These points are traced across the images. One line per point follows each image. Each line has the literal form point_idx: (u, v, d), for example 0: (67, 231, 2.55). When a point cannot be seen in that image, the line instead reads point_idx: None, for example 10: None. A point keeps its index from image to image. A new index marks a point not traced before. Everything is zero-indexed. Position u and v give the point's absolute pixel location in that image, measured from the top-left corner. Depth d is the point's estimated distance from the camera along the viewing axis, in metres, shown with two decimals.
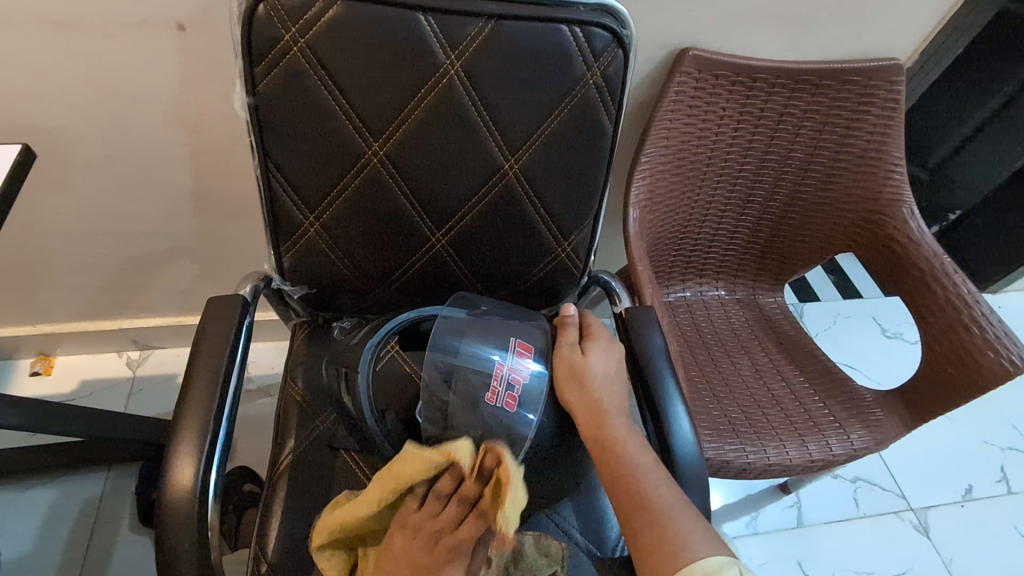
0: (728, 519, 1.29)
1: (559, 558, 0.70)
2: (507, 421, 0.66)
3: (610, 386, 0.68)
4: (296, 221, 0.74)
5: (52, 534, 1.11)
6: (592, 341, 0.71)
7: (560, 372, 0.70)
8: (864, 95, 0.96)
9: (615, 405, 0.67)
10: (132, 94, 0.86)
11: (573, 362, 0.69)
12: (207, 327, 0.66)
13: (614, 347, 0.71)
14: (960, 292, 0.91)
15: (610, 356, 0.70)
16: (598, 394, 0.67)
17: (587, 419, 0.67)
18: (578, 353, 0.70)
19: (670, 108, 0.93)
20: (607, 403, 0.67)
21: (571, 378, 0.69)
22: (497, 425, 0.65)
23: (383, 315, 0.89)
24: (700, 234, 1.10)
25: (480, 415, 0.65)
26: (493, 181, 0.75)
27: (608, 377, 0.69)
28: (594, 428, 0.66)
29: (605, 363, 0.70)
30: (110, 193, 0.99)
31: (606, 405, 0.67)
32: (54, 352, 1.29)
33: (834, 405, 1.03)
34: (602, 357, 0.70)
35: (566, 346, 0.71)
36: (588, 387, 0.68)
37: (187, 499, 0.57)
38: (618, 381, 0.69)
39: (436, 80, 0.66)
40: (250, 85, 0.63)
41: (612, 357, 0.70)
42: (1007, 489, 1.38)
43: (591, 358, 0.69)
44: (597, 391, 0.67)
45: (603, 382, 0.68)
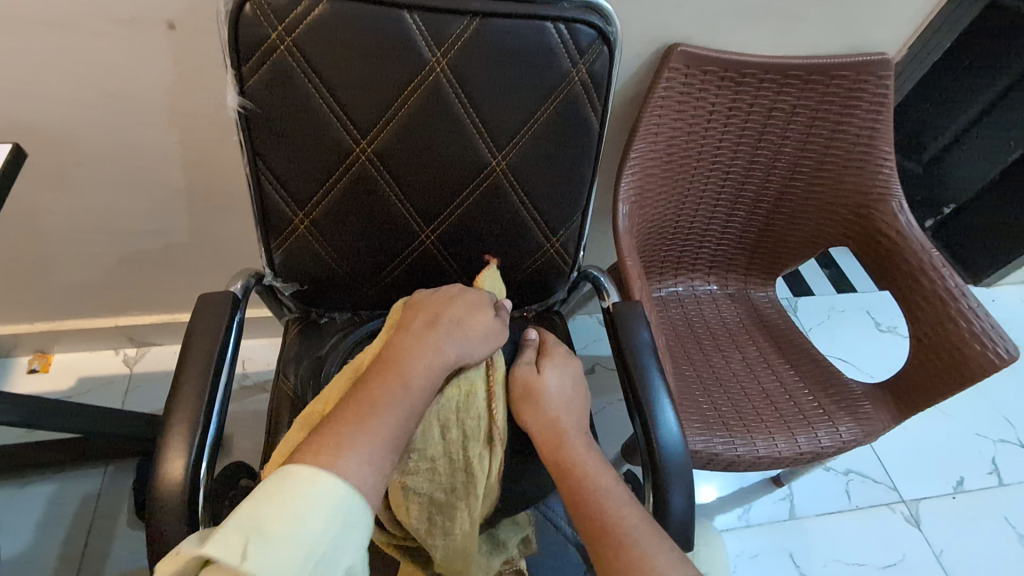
0: (721, 512, 1.30)
1: (526, 522, 0.76)
2: None
3: (567, 403, 0.68)
4: (286, 218, 0.75)
5: (51, 529, 1.12)
6: (546, 358, 0.71)
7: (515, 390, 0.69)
8: (853, 90, 0.97)
9: (570, 422, 0.67)
10: (123, 93, 0.86)
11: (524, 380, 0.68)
12: (197, 323, 0.67)
13: (569, 365, 0.71)
14: (948, 285, 0.92)
15: (565, 374, 0.70)
16: (553, 411, 0.67)
17: (544, 437, 0.66)
18: (532, 372, 0.69)
19: (659, 104, 0.94)
20: (565, 424, 0.67)
21: (526, 399, 0.68)
22: None
23: (375, 310, 0.90)
24: (692, 229, 1.11)
25: None
26: (482, 178, 0.75)
27: (563, 395, 0.68)
28: (553, 450, 0.65)
29: (560, 382, 0.69)
30: (102, 191, 1.00)
31: (564, 418, 0.67)
32: (51, 349, 1.30)
33: (824, 398, 1.04)
34: (557, 376, 0.69)
35: (522, 365, 0.70)
36: (543, 407, 0.67)
37: (178, 492, 0.58)
38: (578, 395, 0.70)
39: (423, 78, 0.67)
40: (237, 83, 0.64)
41: (568, 376, 0.70)
42: (999, 481, 1.39)
43: (545, 377, 0.69)
44: (552, 407, 0.67)
45: (558, 399, 0.68)
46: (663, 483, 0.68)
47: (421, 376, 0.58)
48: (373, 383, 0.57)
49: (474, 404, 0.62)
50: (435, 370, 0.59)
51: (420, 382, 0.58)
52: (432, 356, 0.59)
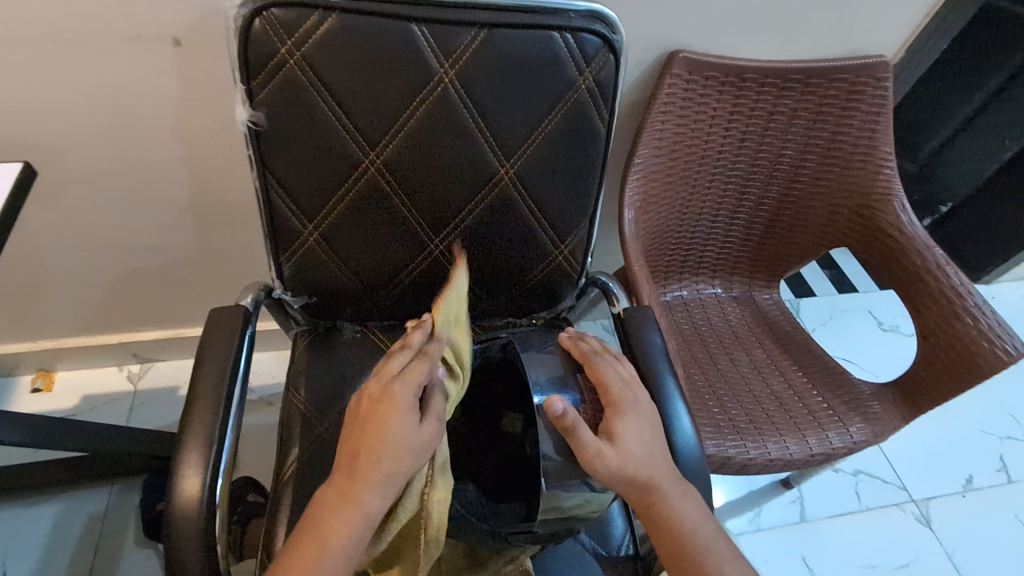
0: (731, 515, 1.30)
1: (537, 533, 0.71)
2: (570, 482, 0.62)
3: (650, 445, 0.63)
4: (295, 231, 0.75)
5: (57, 550, 1.10)
6: (620, 415, 0.62)
7: (598, 471, 0.59)
8: (852, 92, 0.98)
9: (660, 467, 0.62)
10: (130, 109, 0.86)
11: (606, 459, 0.59)
12: (208, 338, 0.67)
13: (642, 414, 0.63)
14: (954, 284, 0.92)
15: (640, 422, 0.63)
16: (638, 471, 0.60)
17: (636, 494, 0.61)
18: (604, 441, 0.60)
19: (662, 111, 0.95)
20: (658, 479, 0.61)
21: (615, 471, 0.60)
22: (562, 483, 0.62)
23: (384, 320, 0.90)
24: (695, 233, 1.11)
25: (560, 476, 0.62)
26: (489, 187, 0.76)
27: (646, 447, 0.62)
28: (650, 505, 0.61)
29: (641, 437, 0.62)
30: (106, 207, 1.00)
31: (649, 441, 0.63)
32: (54, 368, 1.29)
33: (833, 399, 1.04)
34: (635, 431, 0.62)
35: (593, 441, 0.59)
36: (636, 473, 0.60)
37: (195, 509, 0.57)
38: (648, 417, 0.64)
39: (431, 88, 0.67)
40: (247, 98, 0.64)
41: (643, 427, 0.63)
42: (1007, 479, 1.39)
43: (624, 439, 0.61)
44: (634, 467, 0.60)
45: (645, 448, 0.62)
46: None
47: (343, 538, 0.54)
48: (297, 551, 0.55)
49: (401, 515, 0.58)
50: (356, 523, 0.55)
51: (343, 554, 0.54)
52: (350, 510, 0.55)
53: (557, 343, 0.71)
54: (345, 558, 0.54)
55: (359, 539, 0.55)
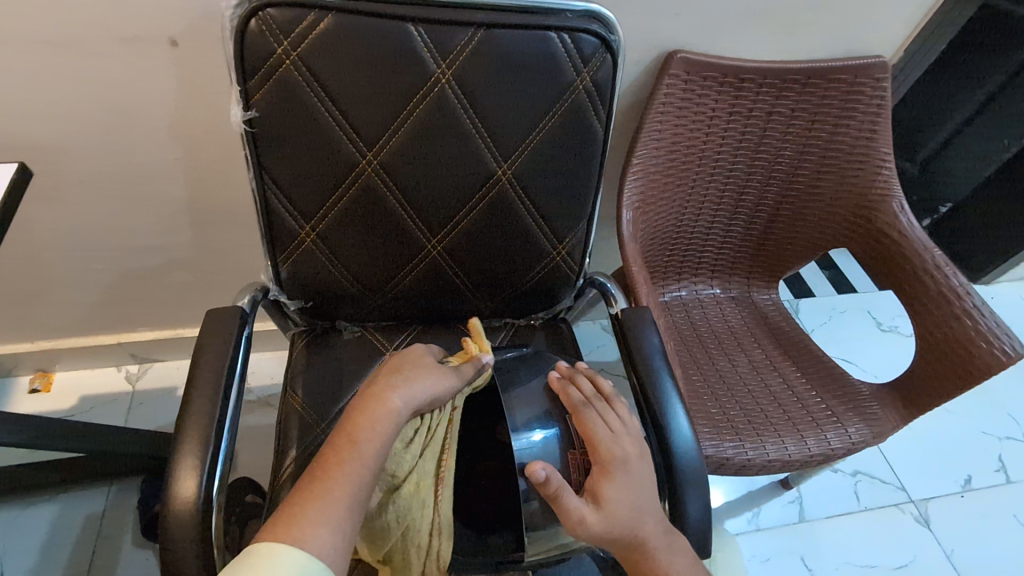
0: (730, 516, 1.30)
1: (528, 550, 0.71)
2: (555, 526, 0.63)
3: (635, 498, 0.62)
4: (291, 232, 0.75)
5: (55, 550, 1.10)
6: (606, 477, 0.61)
7: (581, 535, 0.60)
8: (851, 92, 0.98)
9: (647, 523, 0.62)
10: (127, 109, 0.86)
11: (588, 526, 0.59)
12: (204, 339, 0.66)
13: (629, 474, 0.62)
14: (952, 284, 0.92)
15: (627, 483, 0.62)
16: (623, 532, 0.60)
17: (623, 548, 0.62)
18: (587, 504, 0.60)
19: (660, 111, 0.95)
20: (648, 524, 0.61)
21: (599, 534, 0.60)
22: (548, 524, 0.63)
23: (382, 321, 0.90)
24: (694, 233, 1.11)
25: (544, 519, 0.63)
26: (487, 188, 0.76)
27: (633, 508, 0.61)
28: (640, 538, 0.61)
29: (628, 498, 0.61)
30: (104, 209, 1.00)
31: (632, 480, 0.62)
32: (53, 368, 1.29)
33: (831, 399, 1.04)
34: (621, 493, 0.61)
35: (576, 506, 0.59)
36: (622, 534, 0.61)
37: (190, 512, 0.57)
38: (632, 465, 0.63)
39: (428, 89, 0.67)
40: (243, 99, 0.64)
41: (630, 486, 0.62)
42: (1006, 479, 1.39)
43: (608, 502, 0.60)
44: (616, 531, 0.60)
45: (631, 509, 0.61)
46: (678, 489, 0.67)
47: (376, 432, 0.57)
48: (330, 452, 0.56)
49: (419, 467, 0.62)
50: (387, 419, 0.58)
51: (377, 448, 0.57)
52: (379, 405, 0.58)
53: (546, 384, 0.69)
54: (378, 450, 0.57)
55: (391, 436, 0.58)
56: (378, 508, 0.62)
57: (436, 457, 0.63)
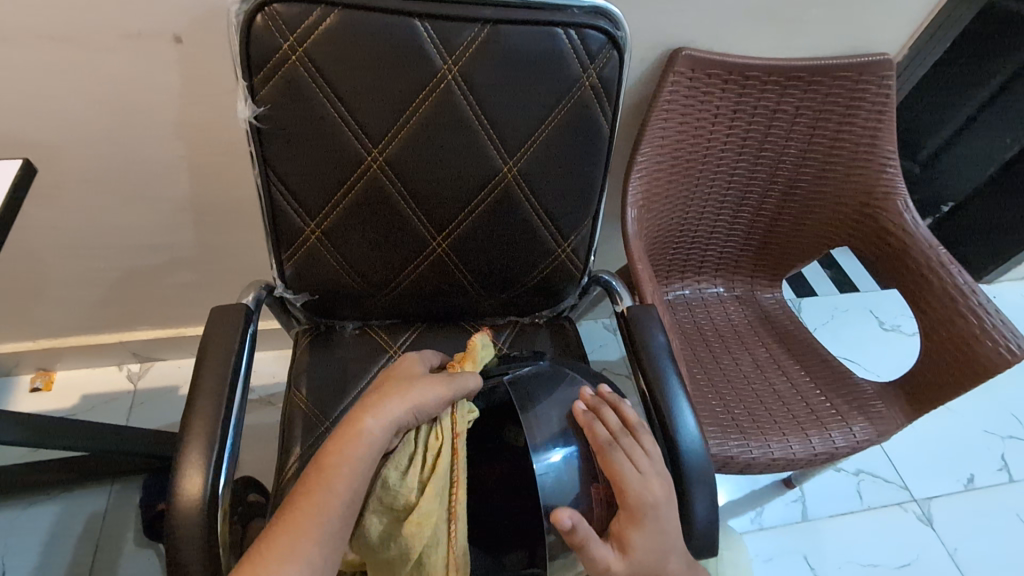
0: (734, 515, 1.29)
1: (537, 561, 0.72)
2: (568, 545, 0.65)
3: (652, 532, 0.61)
4: (296, 229, 0.74)
5: (57, 550, 1.10)
6: (632, 523, 0.60)
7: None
8: (855, 90, 0.97)
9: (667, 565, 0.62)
10: (130, 106, 0.86)
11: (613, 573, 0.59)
12: (211, 337, 0.66)
13: (655, 518, 0.61)
14: (957, 283, 0.92)
15: (652, 529, 0.61)
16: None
17: None
18: (613, 551, 0.60)
19: (665, 109, 0.94)
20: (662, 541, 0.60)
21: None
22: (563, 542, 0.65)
23: (386, 319, 0.89)
24: (698, 231, 1.11)
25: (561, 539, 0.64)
26: (493, 185, 0.75)
27: (655, 552, 0.61)
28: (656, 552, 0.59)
29: (651, 545, 0.61)
30: (107, 206, 1.00)
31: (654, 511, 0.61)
32: (54, 367, 1.28)
33: (836, 398, 1.04)
34: (645, 540, 0.60)
35: (602, 555, 0.58)
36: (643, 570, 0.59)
37: (196, 510, 0.57)
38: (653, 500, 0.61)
39: (434, 86, 0.67)
40: (249, 95, 0.64)
41: (654, 531, 0.61)
42: (1008, 478, 1.39)
43: (633, 550, 0.60)
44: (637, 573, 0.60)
45: (654, 548, 0.61)
46: (685, 488, 0.67)
47: (354, 460, 0.57)
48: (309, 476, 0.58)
49: (428, 499, 0.58)
50: (361, 446, 0.58)
51: (353, 478, 0.57)
52: (354, 433, 0.58)
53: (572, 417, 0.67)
54: (353, 478, 0.57)
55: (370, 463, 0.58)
56: (385, 538, 0.60)
57: (445, 484, 0.59)
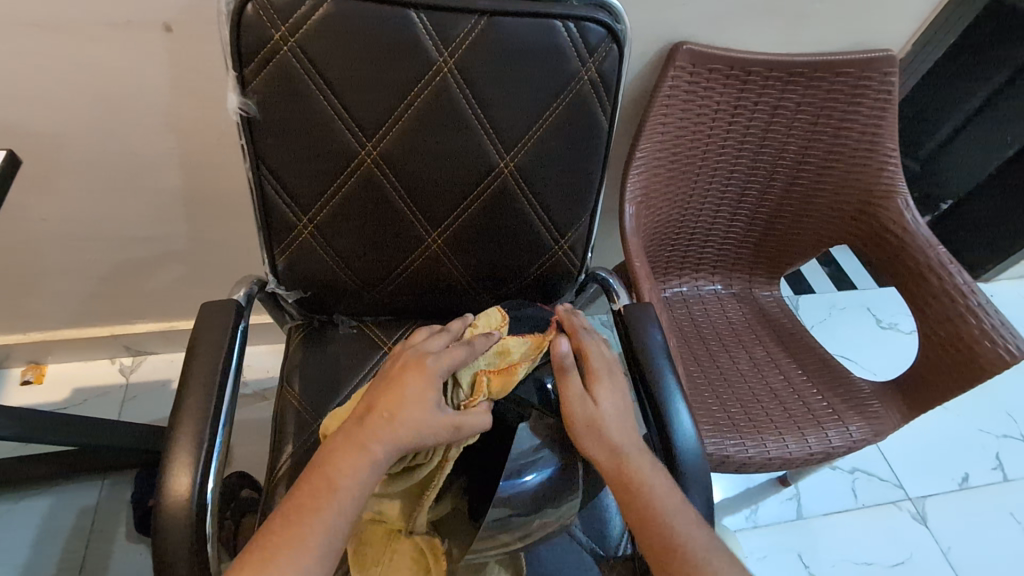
0: (728, 512, 1.29)
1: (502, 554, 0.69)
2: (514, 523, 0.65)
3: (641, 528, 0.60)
4: (289, 224, 0.73)
5: (48, 545, 1.09)
6: (600, 381, 0.66)
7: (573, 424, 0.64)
8: (857, 87, 0.96)
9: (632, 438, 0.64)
10: (120, 97, 0.84)
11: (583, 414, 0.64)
12: (200, 333, 0.65)
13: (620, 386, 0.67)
14: (956, 282, 0.91)
15: (618, 393, 0.66)
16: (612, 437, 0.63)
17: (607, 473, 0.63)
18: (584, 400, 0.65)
19: (665, 104, 0.93)
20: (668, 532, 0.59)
21: (589, 433, 0.64)
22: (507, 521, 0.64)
23: (380, 316, 0.88)
24: (696, 228, 1.10)
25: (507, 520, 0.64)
26: (489, 180, 0.74)
27: (620, 418, 0.65)
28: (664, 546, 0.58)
29: (618, 406, 0.65)
30: (98, 198, 0.98)
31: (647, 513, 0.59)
32: (45, 360, 1.27)
33: (833, 397, 1.04)
34: (613, 401, 0.65)
35: (574, 396, 0.65)
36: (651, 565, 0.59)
37: (184, 509, 0.56)
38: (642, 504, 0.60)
39: (430, 79, 0.65)
40: (240, 86, 0.62)
41: (620, 398, 0.66)
42: (1003, 477, 1.39)
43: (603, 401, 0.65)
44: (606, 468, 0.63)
45: (614, 409, 0.65)
46: (682, 489, 0.67)
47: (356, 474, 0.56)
48: (304, 491, 0.56)
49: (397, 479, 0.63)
50: (365, 468, 0.57)
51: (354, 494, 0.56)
52: (358, 454, 0.57)
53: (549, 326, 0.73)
54: (356, 498, 0.56)
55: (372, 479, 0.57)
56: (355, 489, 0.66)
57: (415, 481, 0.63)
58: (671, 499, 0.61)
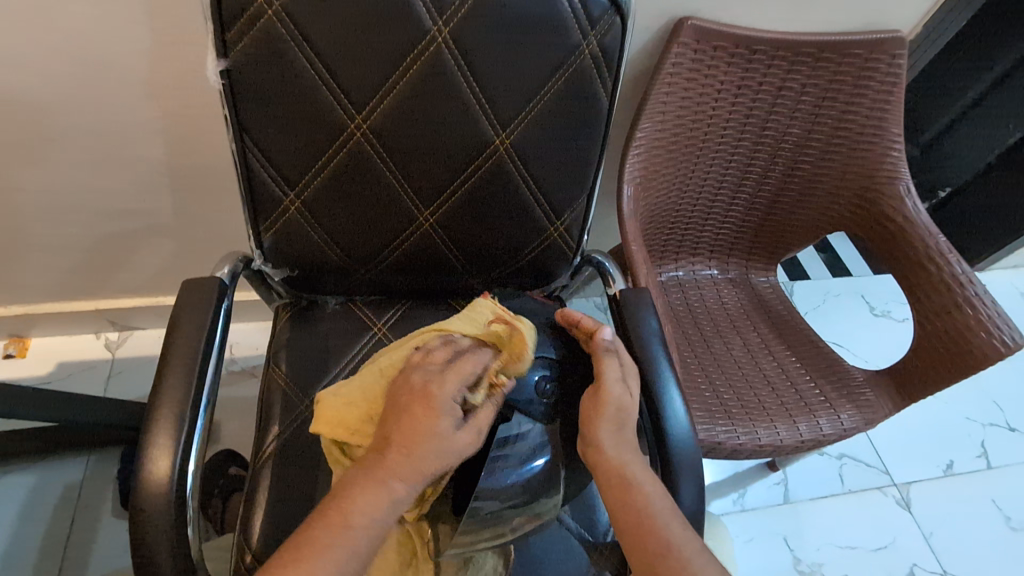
0: (717, 496, 1.30)
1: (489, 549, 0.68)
2: (502, 522, 0.64)
3: (631, 523, 0.59)
4: (275, 199, 0.70)
5: (32, 521, 1.08)
6: (629, 372, 0.67)
7: (604, 404, 0.63)
8: (865, 69, 0.94)
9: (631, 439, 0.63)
10: (98, 61, 0.80)
11: (618, 396, 0.63)
12: (181, 311, 0.63)
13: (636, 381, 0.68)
14: (954, 272, 0.90)
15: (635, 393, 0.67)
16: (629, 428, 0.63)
17: (603, 473, 0.61)
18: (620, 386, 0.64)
19: (667, 82, 0.90)
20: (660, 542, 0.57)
21: (613, 419, 0.63)
22: (495, 518, 0.64)
23: (371, 295, 0.86)
24: (695, 212, 1.08)
25: (494, 515, 0.63)
26: (484, 158, 0.71)
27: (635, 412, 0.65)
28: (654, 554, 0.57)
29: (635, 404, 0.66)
30: (78, 168, 0.94)
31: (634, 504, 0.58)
32: (27, 334, 1.24)
33: (825, 385, 1.03)
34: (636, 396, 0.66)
35: (614, 381, 0.64)
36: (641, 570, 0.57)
37: (163, 493, 0.54)
38: (631, 493, 0.59)
39: (423, 49, 0.62)
40: (221, 52, 0.59)
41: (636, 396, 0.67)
42: (987, 464, 1.41)
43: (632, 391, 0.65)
44: (613, 459, 0.61)
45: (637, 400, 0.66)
46: (671, 477, 0.66)
47: (386, 497, 0.55)
48: (319, 529, 0.53)
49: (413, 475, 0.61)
50: (385, 507, 0.55)
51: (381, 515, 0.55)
52: (379, 493, 0.54)
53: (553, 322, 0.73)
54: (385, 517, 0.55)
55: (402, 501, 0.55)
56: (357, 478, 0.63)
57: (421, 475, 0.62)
58: (666, 508, 0.59)
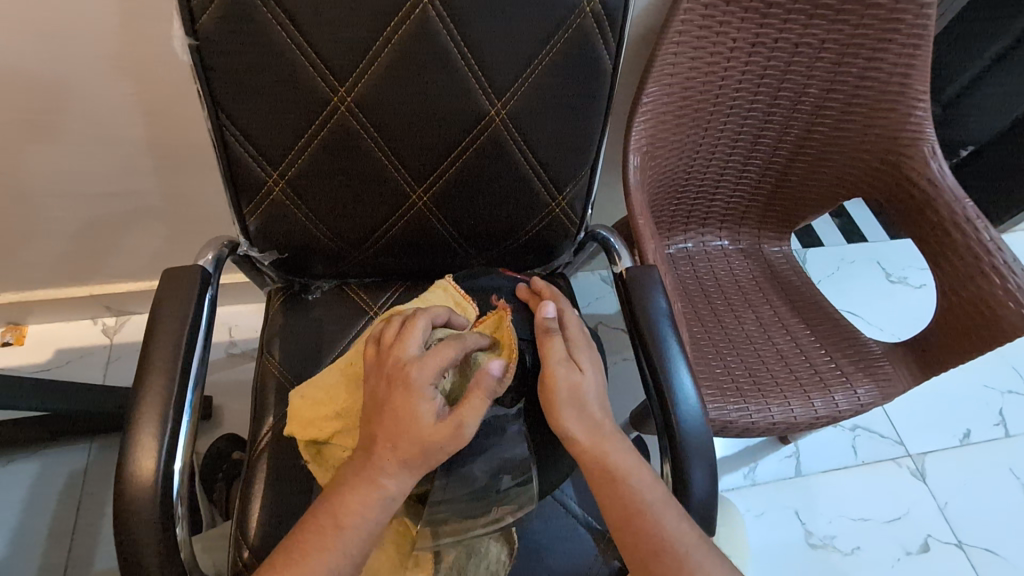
0: (727, 470, 1.29)
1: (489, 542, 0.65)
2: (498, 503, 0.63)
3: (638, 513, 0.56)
4: (258, 180, 0.66)
5: (39, 508, 1.08)
6: (575, 347, 0.62)
7: (554, 392, 0.59)
8: (891, 20, 0.86)
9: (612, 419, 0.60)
10: (62, 34, 0.75)
11: (566, 376, 0.59)
12: (162, 303, 0.59)
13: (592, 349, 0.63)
14: (983, 239, 0.85)
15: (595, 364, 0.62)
16: (595, 408, 0.59)
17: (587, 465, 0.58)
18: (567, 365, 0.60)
19: (676, 41, 0.84)
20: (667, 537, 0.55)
21: (571, 402, 0.59)
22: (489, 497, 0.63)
23: (366, 276, 0.82)
24: (704, 180, 1.02)
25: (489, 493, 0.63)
26: (478, 130, 0.66)
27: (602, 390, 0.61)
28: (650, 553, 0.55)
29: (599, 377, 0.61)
30: (55, 151, 0.90)
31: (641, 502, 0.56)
32: (23, 322, 1.22)
33: (841, 358, 1.00)
34: (597, 370, 0.61)
35: (559, 365, 0.59)
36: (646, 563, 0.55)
37: (149, 494, 0.52)
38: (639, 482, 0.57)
39: (408, 11, 0.57)
40: (187, 22, 0.54)
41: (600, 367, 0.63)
42: (1005, 433, 1.38)
43: (585, 365, 0.60)
44: (587, 446, 0.58)
45: (596, 373, 0.61)
46: (681, 462, 0.63)
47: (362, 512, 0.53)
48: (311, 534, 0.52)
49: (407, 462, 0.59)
50: (377, 504, 0.53)
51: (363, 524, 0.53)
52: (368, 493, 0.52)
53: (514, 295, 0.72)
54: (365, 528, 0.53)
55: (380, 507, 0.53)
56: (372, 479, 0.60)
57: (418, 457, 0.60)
58: (657, 492, 0.57)
